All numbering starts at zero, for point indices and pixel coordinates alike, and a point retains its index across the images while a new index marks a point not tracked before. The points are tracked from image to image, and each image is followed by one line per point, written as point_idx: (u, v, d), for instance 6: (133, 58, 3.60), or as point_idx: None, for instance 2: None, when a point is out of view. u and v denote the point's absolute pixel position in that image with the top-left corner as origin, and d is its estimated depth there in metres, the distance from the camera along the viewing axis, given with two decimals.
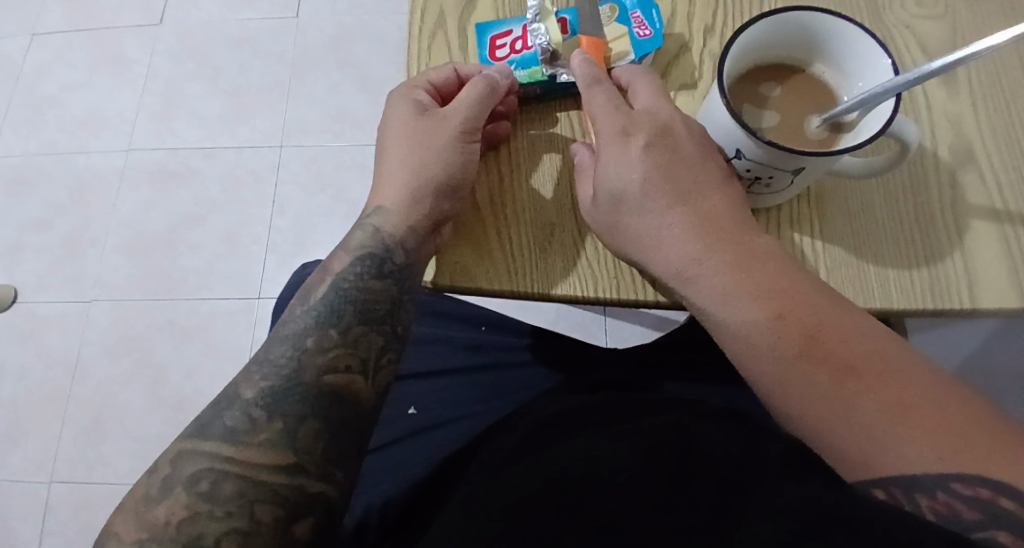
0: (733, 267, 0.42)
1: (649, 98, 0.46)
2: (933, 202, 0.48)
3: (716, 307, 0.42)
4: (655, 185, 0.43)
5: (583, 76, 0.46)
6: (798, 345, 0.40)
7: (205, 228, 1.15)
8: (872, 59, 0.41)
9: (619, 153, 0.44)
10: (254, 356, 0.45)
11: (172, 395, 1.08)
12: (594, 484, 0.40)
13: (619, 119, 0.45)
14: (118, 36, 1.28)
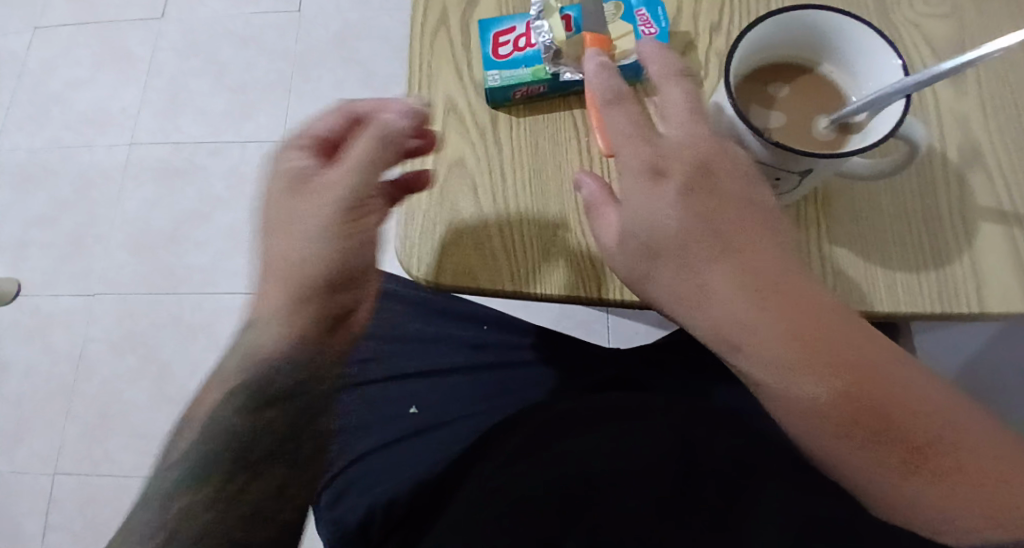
0: (784, 328, 0.38)
1: (683, 127, 0.42)
2: (942, 204, 0.47)
3: (766, 373, 0.38)
4: (691, 229, 0.40)
5: (601, 95, 0.43)
6: (855, 413, 0.36)
7: (208, 224, 1.15)
8: (880, 59, 0.41)
9: (642, 192, 0.41)
10: (124, 523, 0.40)
11: (176, 391, 1.08)
12: (597, 485, 0.41)
13: (643, 152, 0.42)
14: (123, 31, 1.28)
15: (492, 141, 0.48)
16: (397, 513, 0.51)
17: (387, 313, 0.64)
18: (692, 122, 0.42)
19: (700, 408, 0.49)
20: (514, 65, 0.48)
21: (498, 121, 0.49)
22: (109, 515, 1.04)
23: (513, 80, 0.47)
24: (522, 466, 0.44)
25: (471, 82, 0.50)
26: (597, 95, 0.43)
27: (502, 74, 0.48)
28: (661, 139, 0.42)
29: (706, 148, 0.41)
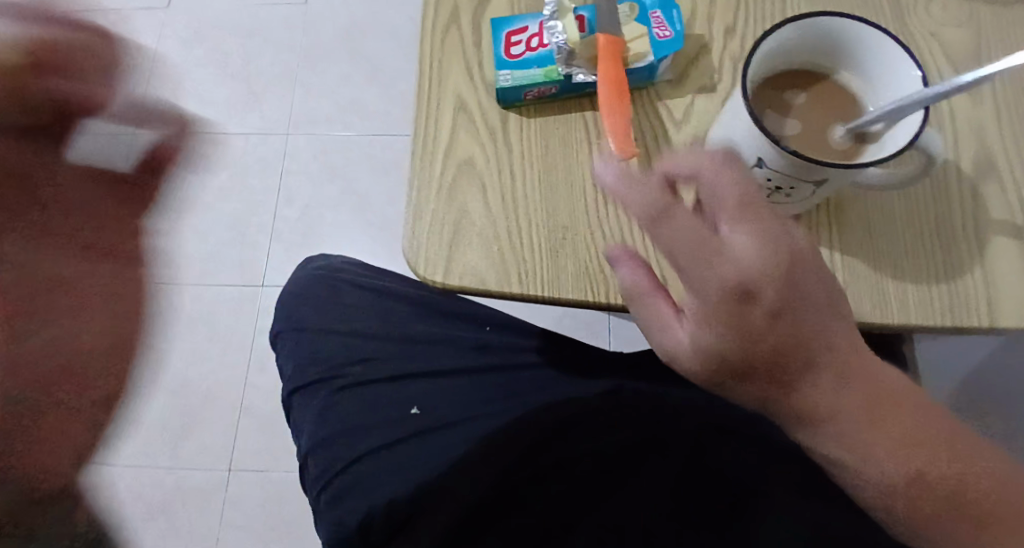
0: (868, 415, 0.38)
1: (751, 229, 0.38)
2: (955, 216, 0.47)
3: (851, 458, 0.39)
4: (771, 336, 0.38)
5: (650, 216, 0.38)
6: (935, 494, 0.38)
7: (210, 215, 1.14)
8: (899, 68, 0.40)
9: (730, 320, 0.38)
10: None
11: (173, 382, 1.07)
12: (620, 489, 0.44)
13: (725, 275, 0.38)
14: (127, 19, 1.27)
15: (502, 141, 0.48)
16: (399, 514, 0.51)
17: (392, 313, 0.64)
18: (758, 220, 0.38)
19: (705, 413, 0.48)
20: (526, 66, 0.47)
21: (509, 121, 0.48)
22: None
23: (525, 81, 0.47)
24: (534, 470, 0.47)
25: (482, 82, 0.49)
26: (641, 215, 0.38)
27: (513, 74, 0.47)
28: (731, 251, 0.38)
29: (786, 253, 0.38)
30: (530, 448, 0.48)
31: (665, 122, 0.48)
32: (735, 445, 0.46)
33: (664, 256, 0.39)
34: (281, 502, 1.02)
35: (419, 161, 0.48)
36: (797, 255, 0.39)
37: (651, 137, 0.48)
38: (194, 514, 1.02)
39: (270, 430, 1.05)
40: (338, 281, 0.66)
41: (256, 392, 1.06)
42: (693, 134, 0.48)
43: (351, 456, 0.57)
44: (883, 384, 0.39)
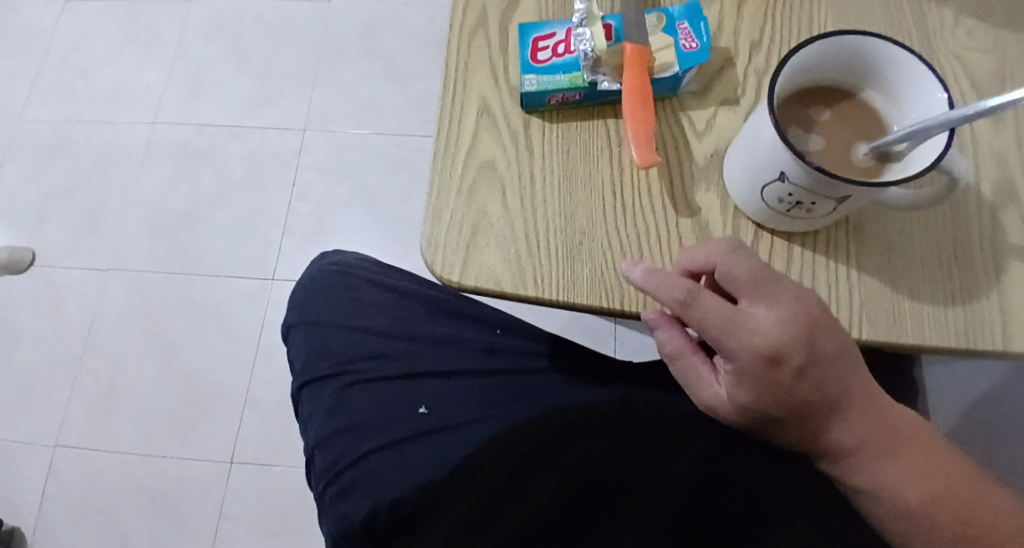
0: (892, 451, 0.44)
1: (769, 302, 0.43)
2: (975, 239, 0.47)
3: (880, 487, 0.44)
4: (799, 389, 0.43)
5: (677, 302, 0.43)
6: (954, 525, 0.43)
7: (225, 207, 1.15)
8: (925, 90, 0.40)
9: (761, 382, 0.43)
10: None
11: (181, 372, 1.08)
12: (635, 494, 0.43)
13: (754, 346, 0.42)
14: (152, 10, 1.29)
15: (524, 144, 0.48)
16: (401, 512, 0.50)
17: (404, 311, 0.65)
18: (774, 294, 0.43)
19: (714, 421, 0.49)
20: (553, 71, 0.47)
21: (531, 125, 0.48)
22: (106, 490, 1.04)
23: (551, 86, 0.47)
24: (546, 473, 0.46)
25: (506, 86, 0.49)
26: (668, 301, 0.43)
27: (539, 79, 0.47)
28: (755, 323, 0.43)
29: (806, 319, 0.42)
30: (540, 453, 0.48)
31: (686, 133, 0.48)
32: (759, 462, 0.44)
33: (698, 330, 0.44)
34: (280, 496, 1.02)
35: (441, 161, 0.48)
36: (814, 323, 0.43)
37: (673, 148, 0.48)
38: (194, 504, 1.03)
39: (273, 424, 1.05)
40: (352, 277, 0.67)
41: (261, 385, 1.06)
42: (715, 146, 0.48)
43: (357, 453, 0.57)
44: (897, 425, 0.45)
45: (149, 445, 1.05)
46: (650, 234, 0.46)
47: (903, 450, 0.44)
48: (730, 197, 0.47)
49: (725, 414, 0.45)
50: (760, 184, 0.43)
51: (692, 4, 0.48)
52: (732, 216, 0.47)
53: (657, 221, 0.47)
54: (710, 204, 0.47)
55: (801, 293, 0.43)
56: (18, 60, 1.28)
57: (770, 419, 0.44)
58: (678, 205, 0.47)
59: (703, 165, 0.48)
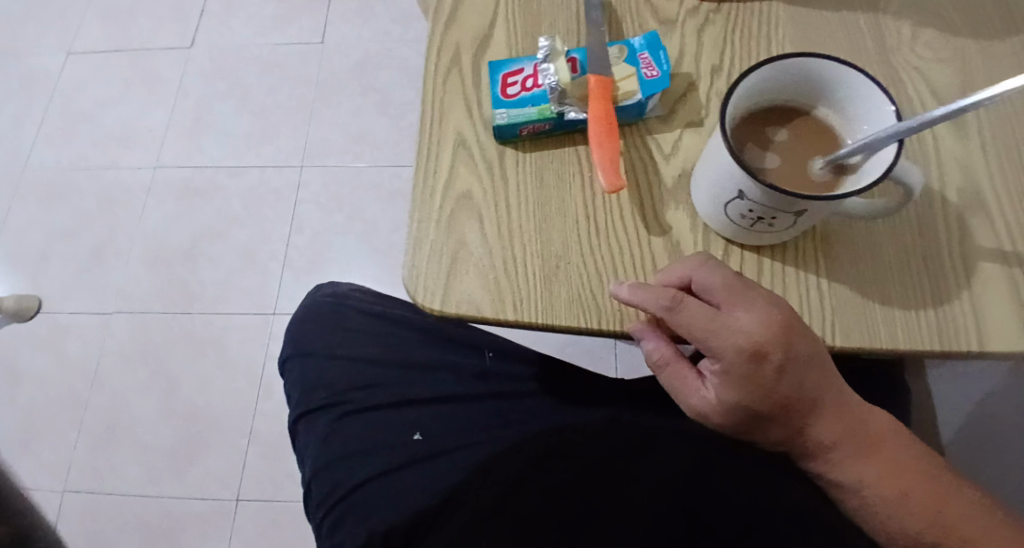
0: (864, 452, 0.48)
1: (745, 305, 0.45)
2: (941, 244, 0.48)
3: (857, 485, 0.47)
4: (778, 384, 0.46)
5: (659, 307, 0.45)
6: (924, 522, 0.46)
7: (226, 243, 1.18)
8: (875, 105, 0.42)
9: (748, 379, 0.45)
10: None
11: (185, 405, 1.10)
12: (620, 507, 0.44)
13: (734, 345, 0.45)
14: (153, 56, 1.33)
15: (499, 174, 0.50)
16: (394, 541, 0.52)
17: (395, 339, 0.66)
18: (748, 298, 0.45)
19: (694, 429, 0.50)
20: (522, 105, 0.50)
21: (505, 156, 0.51)
22: (112, 528, 1.06)
23: (521, 118, 0.49)
24: (533, 488, 0.47)
25: (480, 119, 0.52)
26: (651, 308, 0.45)
27: (510, 113, 0.49)
28: (736, 323, 0.45)
29: (783, 321, 0.44)
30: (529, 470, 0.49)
31: (654, 155, 0.50)
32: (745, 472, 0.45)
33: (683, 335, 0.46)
34: (284, 529, 1.03)
35: (420, 195, 0.50)
36: (787, 320, 0.45)
37: (642, 171, 0.50)
38: (199, 539, 1.04)
39: (276, 456, 1.06)
40: (346, 308, 0.69)
41: (263, 418, 1.08)
42: (682, 167, 0.50)
43: (353, 481, 0.59)
44: (872, 424, 0.48)
45: (154, 482, 1.07)
46: (623, 254, 0.48)
47: (876, 445, 0.48)
48: (698, 215, 0.49)
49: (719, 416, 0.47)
50: (724, 202, 0.44)
51: (652, 35, 0.51)
52: (701, 233, 0.48)
53: (628, 242, 0.48)
54: (680, 223, 0.49)
55: (773, 299, 0.45)
56: (23, 108, 1.32)
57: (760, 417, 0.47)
58: (650, 226, 0.49)
59: (672, 186, 0.50)
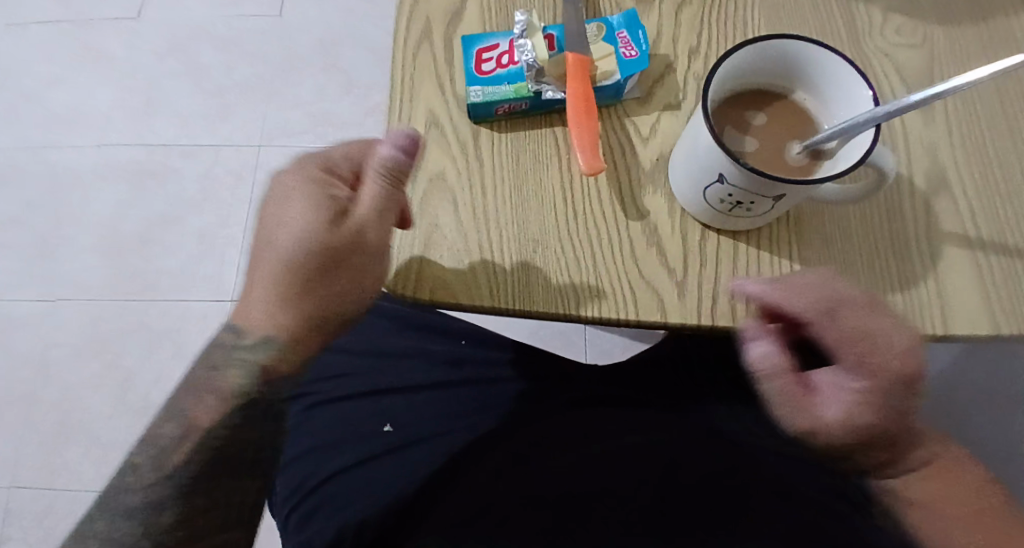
0: (947, 482, 0.49)
1: (897, 327, 0.45)
2: (908, 229, 0.48)
3: (937, 505, 0.48)
4: (898, 405, 0.47)
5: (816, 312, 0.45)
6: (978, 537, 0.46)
7: (180, 228, 1.13)
8: (852, 90, 0.42)
9: (879, 401, 0.46)
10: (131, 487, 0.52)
11: (140, 399, 1.06)
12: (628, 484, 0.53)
13: (879, 366, 0.45)
14: (97, 29, 1.26)
15: (473, 155, 0.49)
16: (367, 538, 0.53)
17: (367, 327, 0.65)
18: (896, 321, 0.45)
19: (671, 421, 0.59)
20: (497, 82, 0.48)
21: (480, 137, 0.49)
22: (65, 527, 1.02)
23: (496, 97, 0.48)
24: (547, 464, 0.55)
25: (453, 97, 0.50)
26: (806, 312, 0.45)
27: (484, 90, 0.48)
28: (885, 342, 0.45)
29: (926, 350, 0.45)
30: (535, 447, 0.56)
31: (632, 138, 0.50)
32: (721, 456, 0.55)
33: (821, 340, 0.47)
34: None
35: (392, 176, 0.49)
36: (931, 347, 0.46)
37: (620, 155, 0.49)
38: None
39: None
40: None
41: None
42: (659, 150, 0.49)
43: (322, 475, 0.58)
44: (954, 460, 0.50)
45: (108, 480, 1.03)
46: (601, 239, 0.47)
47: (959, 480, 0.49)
48: (676, 200, 0.48)
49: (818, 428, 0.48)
50: (702, 186, 0.44)
51: (630, 14, 0.50)
52: (679, 218, 0.48)
53: (605, 226, 0.48)
54: (658, 207, 0.48)
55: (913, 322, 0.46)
56: None
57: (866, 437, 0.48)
58: (627, 209, 0.48)
59: (649, 169, 0.49)
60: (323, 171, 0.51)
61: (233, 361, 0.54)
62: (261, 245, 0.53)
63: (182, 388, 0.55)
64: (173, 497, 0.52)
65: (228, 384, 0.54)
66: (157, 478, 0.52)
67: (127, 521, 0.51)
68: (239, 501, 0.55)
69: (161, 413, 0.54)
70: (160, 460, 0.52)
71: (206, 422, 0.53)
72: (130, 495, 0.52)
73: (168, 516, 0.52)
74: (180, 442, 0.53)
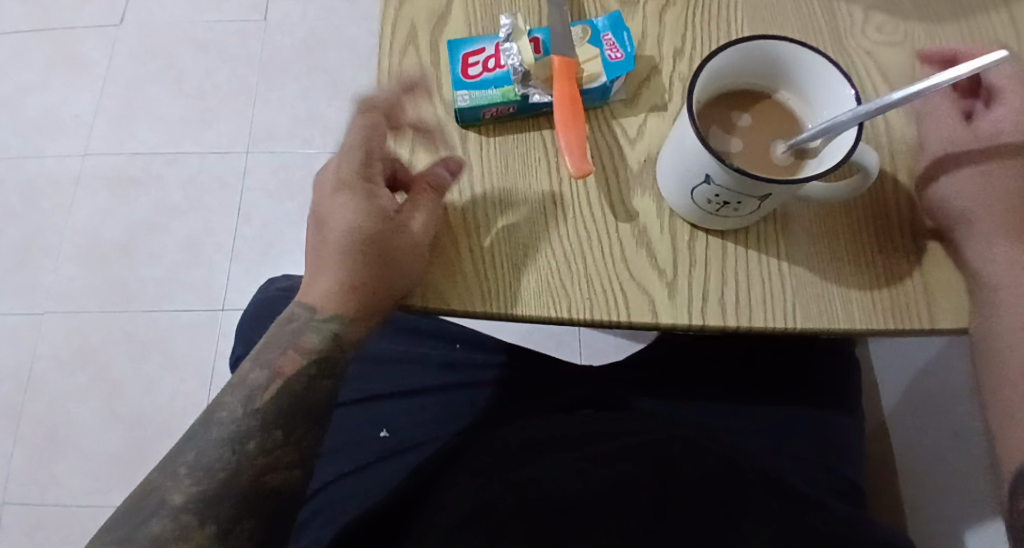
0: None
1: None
2: (894, 223, 0.49)
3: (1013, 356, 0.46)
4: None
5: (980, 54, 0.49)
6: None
7: (167, 236, 1.13)
8: (835, 89, 0.42)
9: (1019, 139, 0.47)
10: (208, 417, 0.48)
11: (129, 410, 1.05)
12: (613, 493, 0.51)
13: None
14: (76, 36, 1.25)
15: (461, 160, 0.49)
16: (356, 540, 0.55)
17: None
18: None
19: (654, 430, 0.58)
20: (484, 86, 0.48)
21: (468, 140, 0.50)
22: (57, 542, 1.01)
23: (483, 101, 0.48)
24: (527, 473, 0.54)
25: (440, 101, 0.50)
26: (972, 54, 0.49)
27: (471, 95, 0.48)
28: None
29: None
30: (516, 457, 0.56)
31: (620, 140, 0.50)
32: (709, 464, 0.54)
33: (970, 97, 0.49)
34: None
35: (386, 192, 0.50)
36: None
37: (608, 157, 0.50)
38: None
39: None
40: None
41: None
42: (647, 152, 0.50)
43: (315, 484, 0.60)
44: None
45: (99, 492, 1.02)
46: (590, 241, 0.48)
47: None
48: (664, 200, 0.48)
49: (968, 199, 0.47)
50: (690, 186, 0.44)
51: (615, 16, 0.50)
52: (667, 219, 0.48)
53: (595, 228, 0.48)
54: (646, 208, 0.48)
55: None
56: None
57: (998, 219, 0.46)
58: (617, 211, 0.48)
59: (637, 171, 0.49)
60: (361, 179, 0.47)
61: (306, 328, 0.49)
62: (318, 234, 0.49)
63: (261, 344, 0.50)
64: (258, 429, 0.48)
65: (306, 343, 0.49)
66: (247, 412, 0.48)
67: (216, 451, 0.47)
68: (315, 449, 0.50)
69: (246, 363, 0.50)
70: (248, 399, 0.48)
71: (289, 370, 0.49)
72: (219, 427, 0.48)
73: (253, 447, 0.47)
74: (267, 385, 0.49)
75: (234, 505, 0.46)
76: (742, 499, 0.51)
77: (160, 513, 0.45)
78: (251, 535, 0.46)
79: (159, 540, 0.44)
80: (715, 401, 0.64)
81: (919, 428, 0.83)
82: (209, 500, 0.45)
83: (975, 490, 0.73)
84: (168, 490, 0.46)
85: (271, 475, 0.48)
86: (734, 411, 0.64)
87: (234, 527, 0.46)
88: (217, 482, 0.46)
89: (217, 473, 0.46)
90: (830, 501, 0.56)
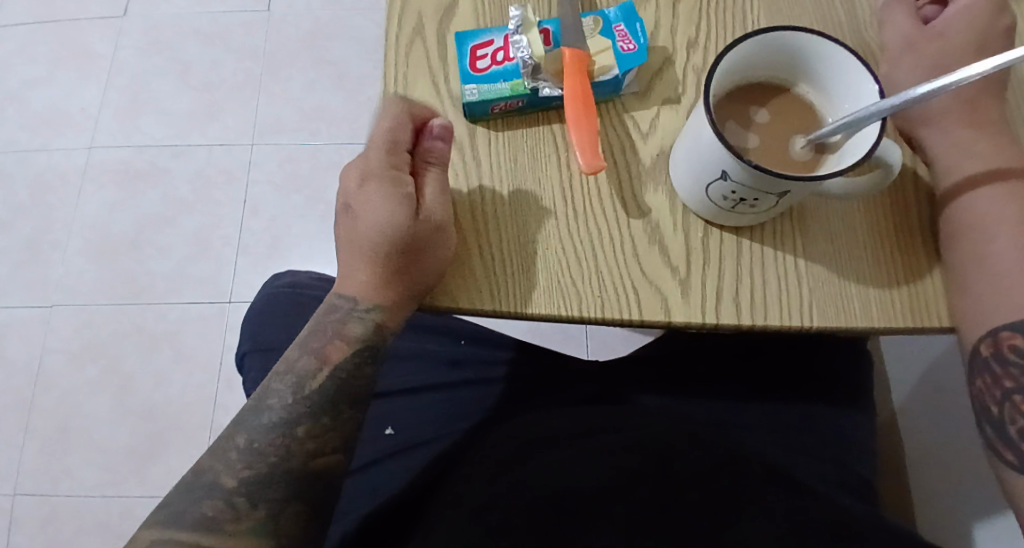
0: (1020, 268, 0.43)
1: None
2: (911, 218, 0.48)
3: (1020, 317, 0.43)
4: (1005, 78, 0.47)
5: None
6: None
7: (174, 230, 1.12)
8: (857, 83, 0.41)
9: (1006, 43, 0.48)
10: (257, 404, 0.47)
11: (140, 403, 1.05)
12: (632, 485, 0.51)
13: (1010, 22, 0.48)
14: (82, 29, 1.24)
15: (470, 155, 0.48)
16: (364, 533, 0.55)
17: None
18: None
19: (659, 426, 0.57)
20: (493, 80, 0.47)
21: (476, 135, 0.49)
22: (70, 534, 1.01)
23: (492, 95, 0.47)
24: (546, 466, 0.53)
25: (448, 95, 0.49)
26: None
27: (480, 88, 0.47)
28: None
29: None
30: (513, 455, 0.55)
31: (631, 134, 0.49)
32: (714, 459, 0.53)
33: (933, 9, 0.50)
34: None
35: None
36: None
37: (620, 151, 0.48)
38: None
39: None
40: (307, 299, 0.67)
41: (224, 411, 1.04)
42: (659, 146, 0.49)
43: None
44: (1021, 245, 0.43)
45: (111, 484, 1.03)
46: (603, 237, 0.47)
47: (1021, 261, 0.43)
48: (677, 197, 0.47)
49: (965, 153, 0.46)
50: (704, 183, 0.43)
51: (627, 6, 0.49)
52: (680, 215, 0.47)
53: (605, 224, 0.47)
54: (659, 204, 0.47)
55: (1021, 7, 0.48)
56: None
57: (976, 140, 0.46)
58: (628, 207, 0.47)
59: (650, 166, 0.48)
60: (387, 167, 0.47)
61: (348, 316, 0.48)
62: (348, 226, 0.48)
63: (306, 331, 0.49)
64: (306, 415, 0.47)
65: (351, 333, 0.48)
66: (296, 398, 0.47)
67: (267, 436, 0.46)
68: (358, 435, 0.49)
69: (291, 349, 0.49)
70: (296, 387, 0.47)
71: (336, 358, 0.48)
72: (270, 414, 0.47)
73: (302, 433, 0.47)
74: (316, 373, 0.48)
75: (284, 488, 0.45)
76: (750, 492, 0.51)
77: (212, 494, 0.45)
78: (302, 515, 0.46)
79: (210, 521, 0.44)
80: (727, 398, 0.63)
81: (930, 422, 0.82)
82: (260, 483, 0.45)
83: (982, 490, 0.73)
84: (220, 473, 0.45)
85: (320, 460, 0.47)
86: (745, 410, 0.63)
87: (282, 511, 0.45)
88: (268, 466, 0.45)
89: (268, 456, 0.46)
90: (843, 497, 0.55)
